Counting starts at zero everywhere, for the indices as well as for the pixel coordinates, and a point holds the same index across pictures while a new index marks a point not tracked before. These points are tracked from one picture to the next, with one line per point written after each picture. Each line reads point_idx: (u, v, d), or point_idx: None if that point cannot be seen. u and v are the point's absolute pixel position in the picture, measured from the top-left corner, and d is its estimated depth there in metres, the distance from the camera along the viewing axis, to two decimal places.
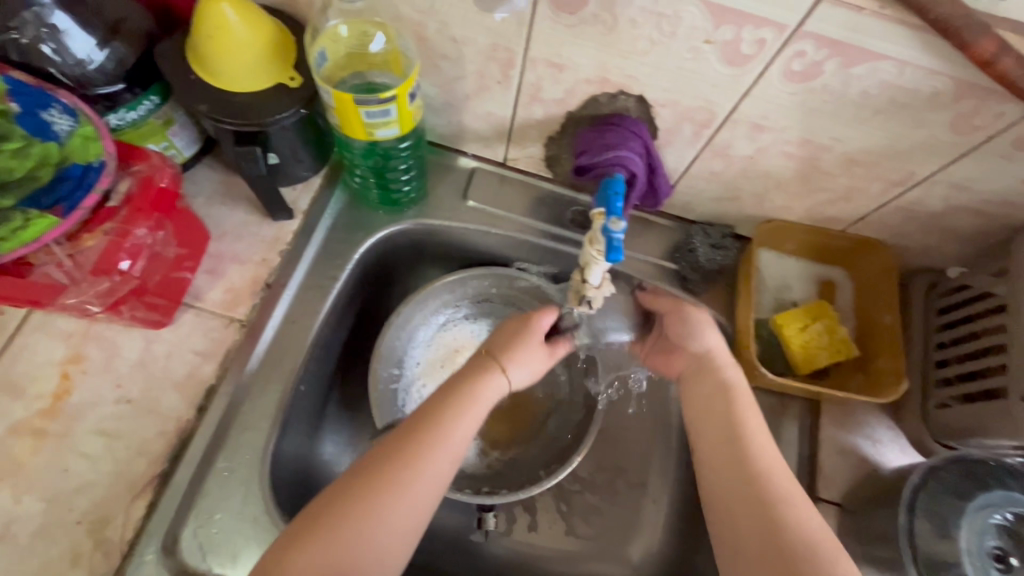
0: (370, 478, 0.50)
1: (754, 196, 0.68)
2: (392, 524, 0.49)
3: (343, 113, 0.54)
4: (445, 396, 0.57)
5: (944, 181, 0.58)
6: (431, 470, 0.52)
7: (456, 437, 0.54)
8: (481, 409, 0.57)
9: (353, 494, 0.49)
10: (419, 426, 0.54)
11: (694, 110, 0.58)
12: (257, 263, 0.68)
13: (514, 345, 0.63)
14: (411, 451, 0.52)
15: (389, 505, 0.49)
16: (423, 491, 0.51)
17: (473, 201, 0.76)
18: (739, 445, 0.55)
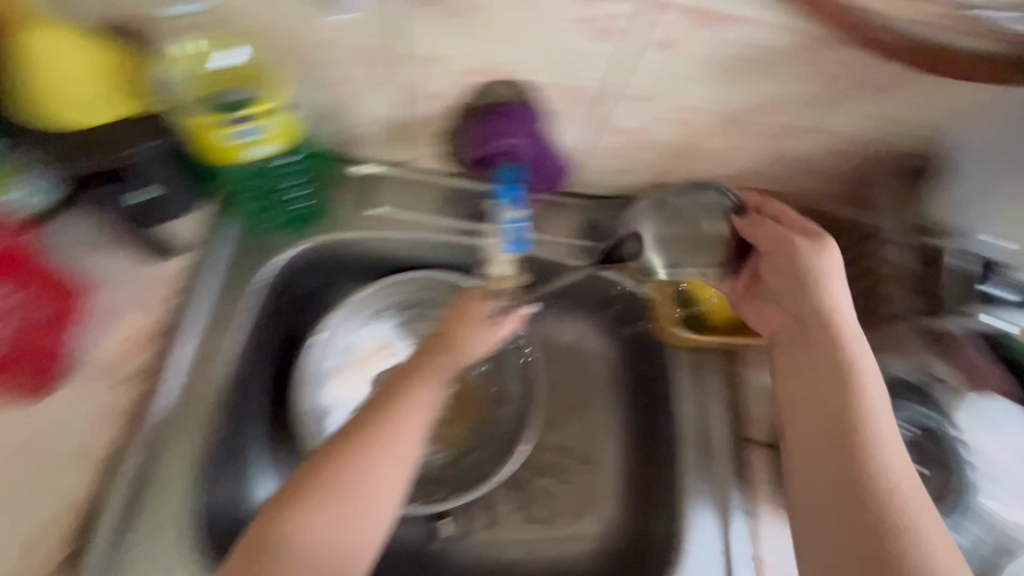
0: (360, 436, 0.55)
1: (650, 165, 0.70)
2: (382, 474, 0.54)
3: (206, 140, 0.56)
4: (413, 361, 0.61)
5: (811, 129, 0.62)
6: (411, 424, 0.57)
7: (429, 396, 0.58)
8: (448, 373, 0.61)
9: (347, 450, 0.54)
10: (397, 387, 0.58)
11: (573, 89, 0.59)
12: (151, 309, 0.64)
13: (463, 326, 0.62)
14: (393, 409, 0.57)
15: (379, 457, 0.54)
16: (408, 444, 0.56)
17: (378, 208, 0.73)
18: (854, 453, 0.53)
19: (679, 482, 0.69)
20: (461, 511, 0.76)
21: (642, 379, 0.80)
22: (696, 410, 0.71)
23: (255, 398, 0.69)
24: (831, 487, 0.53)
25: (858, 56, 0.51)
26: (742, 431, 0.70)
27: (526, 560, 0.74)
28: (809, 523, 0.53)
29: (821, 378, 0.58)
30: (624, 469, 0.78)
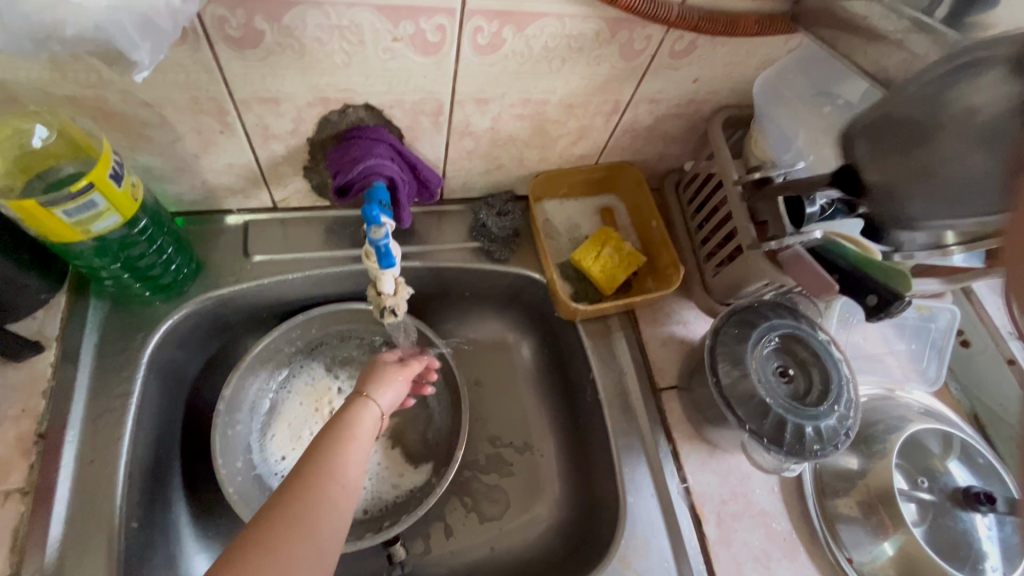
0: (274, 519, 0.45)
1: (514, 159, 0.74)
2: (302, 559, 0.44)
3: (37, 223, 0.48)
4: (329, 428, 0.55)
5: (643, 99, 0.68)
6: (333, 494, 0.48)
7: (351, 460, 0.52)
8: (365, 438, 0.55)
9: (255, 535, 0.44)
10: (314, 455, 0.51)
11: (421, 103, 0.61)
12: (18, 416, 0.57)
13: (378, 380, 0.63)
14: (313, 479, 0.48)
15: (294, 539, 0.44)
16: (334, 515, 0.47)
17: (257, 254, 0.71)
18: None
19: (608, 444, 0.73)
20: (415, 531, 0.76)
21: (556, 360, 0.84)
22: (608, 373, 0.76)
23: (163, 477, 0.65)
24: None
25: (660, 30, 0.58)
26: (653, 381, 0.76)
27: (487, 560, 0.75)
28: None
29: None
30: (558, 447, 0.82)
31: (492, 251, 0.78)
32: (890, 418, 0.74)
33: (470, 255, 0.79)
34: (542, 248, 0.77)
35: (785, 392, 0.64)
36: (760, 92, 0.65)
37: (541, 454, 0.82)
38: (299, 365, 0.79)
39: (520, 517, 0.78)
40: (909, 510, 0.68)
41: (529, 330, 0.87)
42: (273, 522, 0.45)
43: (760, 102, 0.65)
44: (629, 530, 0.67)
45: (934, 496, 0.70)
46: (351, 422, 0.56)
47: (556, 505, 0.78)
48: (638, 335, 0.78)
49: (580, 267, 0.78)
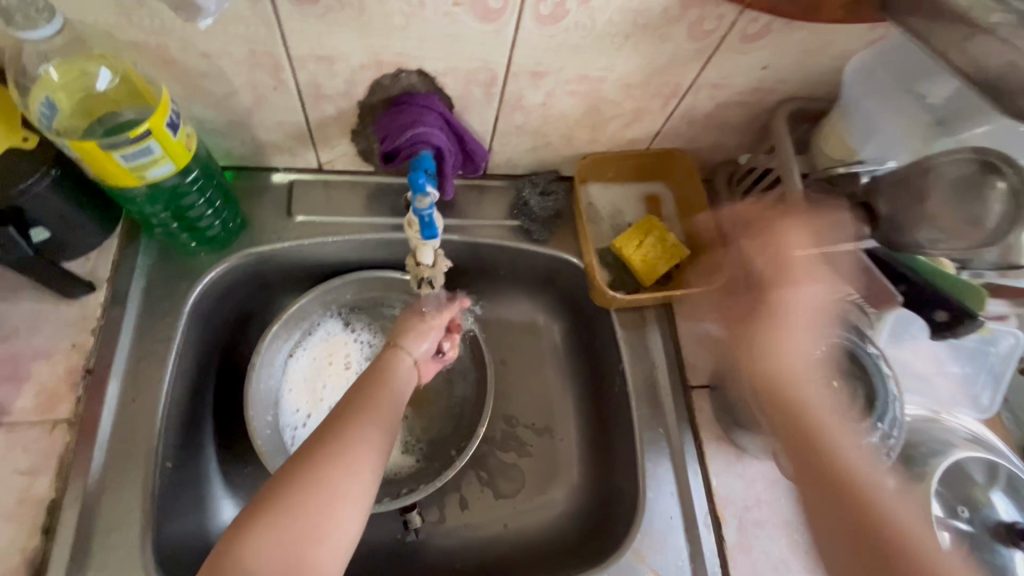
0: (316, 455, 0.45)
1: (562, 138, 0.72)
2: (346, 491, 0.44)
3: (97, 165, 0.49)
4: (369, 376, 0.55)
5: (706, 85, 0.65)
6: (375, 431, 0.49)
7: (388, 403, 0.52)
8: (402, 384, 0.55)
9: (302, 467, 0.44)
10: (353, 399, 0.51)
11: (475, 72, 0.60)
12: (68, 351, 0.60)
13: (416, 335, 0.62)
14: (353, 420, 0.49)
15: (340, 470, 0.45)
16: (373, 454, 0.47)
17: (300, 214, 0.71)
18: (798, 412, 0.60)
19: (632, 437, 0.72)
20: (432, 499, 0.77)
21: (586, 346, 0.83)
22: (639, 366, 0.75)
23: (199, 422, 0.68)
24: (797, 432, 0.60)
25: (734, 9, 0.54)
26: (685, 378, 0.74)
27: (501, 538, 0.76)
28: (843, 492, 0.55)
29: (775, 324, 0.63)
30: (579, 435, 0.81)
31: (531, 231, 0.77)
32: (933, 441, 0.70)
33: (509, 232, 0.78)
34: (583, 231, 0.75)
35: (826, 405, 0.61)
36: (852, 68, 0.62)
37: (563, 439, 0.82)
38: (325, 323, 0.79)
39: (536, 499, 0.78)
40: (944, 539, 0.65)
41: (561, 315, 0.86)
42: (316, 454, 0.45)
43: (848, 80, 0.63)
44: (646, 523, 0.66)
45: (973, 527, 0.66)
46: (388, 369, 0.56)
47: (573, 491, 0.78)
48: (673, 330, 0.76)
49: (620, 254, 0.76)
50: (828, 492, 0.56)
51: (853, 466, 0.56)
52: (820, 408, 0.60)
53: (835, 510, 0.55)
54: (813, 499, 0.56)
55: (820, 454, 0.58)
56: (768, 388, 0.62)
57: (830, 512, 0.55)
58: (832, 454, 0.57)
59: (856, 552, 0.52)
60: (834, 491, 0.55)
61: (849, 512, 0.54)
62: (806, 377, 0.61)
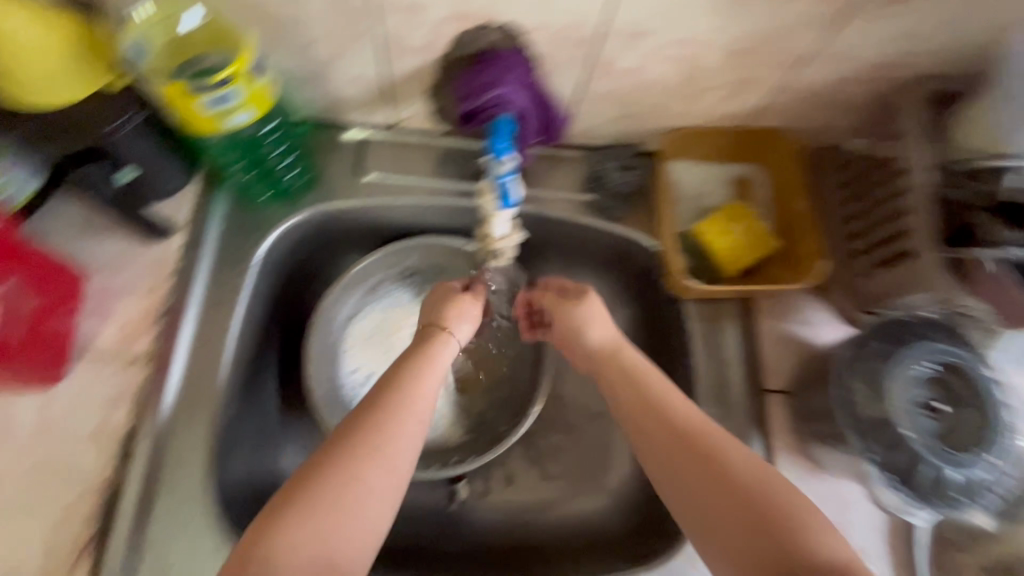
0: (349, 449, 0.46)
1: (651, 108, 0.66)
2: (379, 485, 0.45)
3: (180, 108, 0.49)
4: (403, 363, 0.54)
5: (826, 55, 0.57)
6: (409, 427, 0.49)
7: (423, 391, 0.52)
8: (439, 369, 0.55)
9: (335, 462, 0.45)
10: (388, 387, 0.51)
11: (566, 29, 0.55)
12: (148, 291, 0.62)
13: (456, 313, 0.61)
14: (388, 411, 0.49)
15: (371, 470, 0.46)
16: (404, 449, 0.48)
17: (370, 173, 0.70)
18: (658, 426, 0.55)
19: None
20: (478, 471, 0.77)
21: (651, 335, 0.78)
22: (709, 362, 0.69)
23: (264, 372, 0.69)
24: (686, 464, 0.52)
25: None
26: (760, 381, 0.68)
27: (545, 518, 0.75)
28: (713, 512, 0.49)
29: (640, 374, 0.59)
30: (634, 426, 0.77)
31: (608, 206, 0.72)
32: None
33: (582, 207, 0.73)
34: (663, 212, 0.70)
35: (930, 430, 0.54)
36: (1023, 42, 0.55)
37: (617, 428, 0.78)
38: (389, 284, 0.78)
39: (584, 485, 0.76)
40: None
41: (626, 298, 0.81)
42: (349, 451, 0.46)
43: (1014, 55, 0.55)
44: None
45: None
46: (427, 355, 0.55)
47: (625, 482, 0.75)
48: (752, 327, 0.70)
49: (700, 240, 0.70)
50: (661, 452, 0.54)
51: (696, 426, 0.53)
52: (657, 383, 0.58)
53: (682, 476, 0.52)
54: (661, 456, 0.53)
55: (654, 420, 0.55)
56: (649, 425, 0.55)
57: (730, 529, 0.48)
58: (673, 420, 0.54)
59: (724, 504, 0.49)
60: (692, 455, 0.52)
61: (705, 466, 0.51)
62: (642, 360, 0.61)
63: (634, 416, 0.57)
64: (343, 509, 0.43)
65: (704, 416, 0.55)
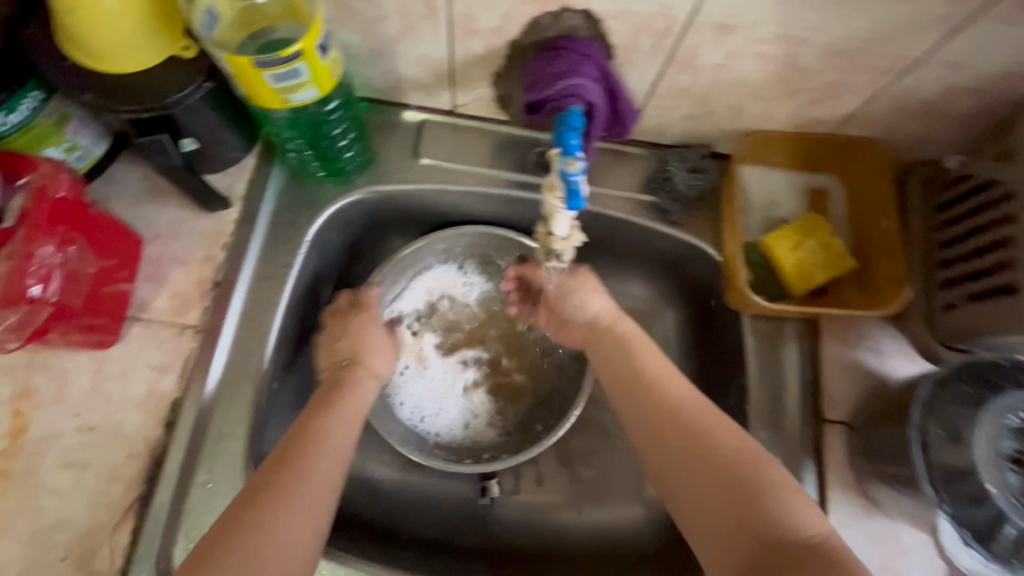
0: (260, 498, 0.45)
1: (729, 108, 0.62)
2: (295, 531, 0.44)
3: (247, 82, 0.47)
4: (312, 412, 0.54)
5: (940, 61, 0.51)
6: (321, 470, 0.49)
7: (332, 435, 0.52)
8: (353, 412, 0.56)
9: (252, 511, 0.44)
10: (295, 436, 0.51)
11: (650, 19, 0.51)
12: (201, 261, 0.62)
13: (372, 347, 0.64)
14: (295, 458, 0.49)
15: (288, 520, 0.45)
16: (317, 493, 0.47)
17: (426, 157, 0.68)
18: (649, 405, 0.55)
19: None
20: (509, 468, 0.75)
21: (700, 347, 0.74)
22: (766, 384, 0.65)
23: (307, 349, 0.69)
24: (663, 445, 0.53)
25: None
26: (819, 409, 0.64)
27: (573, 524, 0.73)
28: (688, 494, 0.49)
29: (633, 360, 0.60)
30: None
31: (669, 210, 0.68)
32: None
33: (641, 208, 0.69)
34: (730, 220, 0.65)
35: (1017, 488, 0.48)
36: None
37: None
38: (433, 270, 0.76)
39: (617, 495, 0.74)
40: None
41: (677, 307, 0.77)
42: (270, 499, 0.45)
43: None
44: None
45: None
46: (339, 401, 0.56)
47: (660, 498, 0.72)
48: (815, 351, 0.66)
49: (768, 253, 0.65)
50: (644, 425, 0.55)
51: (683, 403, 0.54)
52: (651, 360, 0.59)
53: (660, 447, 0.53)
54: (642, 431, 0.55)
55: (641, 397, 0.56)
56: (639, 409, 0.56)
57: (707, 510, 0.48)
58: (660, 397, 0.55)
59: (699, 473, 0.49)
60: (673, 428, 0.52)
61: (684, 438, 0.52)
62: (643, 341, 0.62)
63: (621, 392, 0.58)
64: (266, 559, 0.42)
65: (695, 394, 0.55)
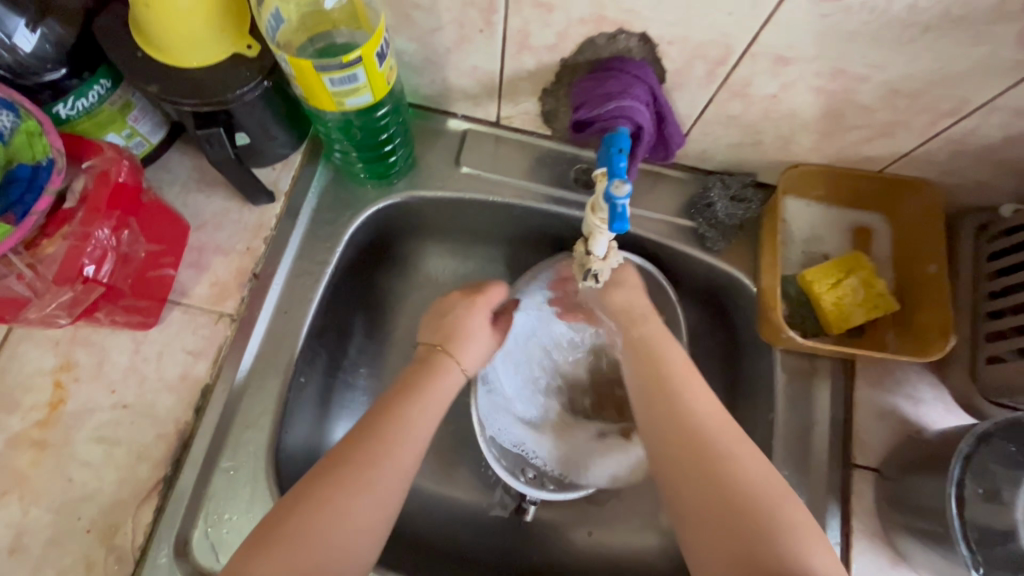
0: (339, 470, 0.49)
1: (778, 139, 0.61)
2: (360, 514, 0.47)
3: (306, 84, 0.48)
4: (400, 392, 0.56)
5: (1005, 107, 0.50)
6: (401, 456, 0.51)
7: (412, 421, 0.53)
8: (439, 403, 0.57)
9: (323, 487, 0.48)
10: (380, 413, 0.53)
11: (707, 46, 0.50)
12: (242, 252, 0.63)
13: (468, 342, 0.63)
14: (377, 437, 0.51)
15: (359, 502, 0.48)
16: (392, 476, 0.50)
17: (467, 166, 0.69)
18: (671, 415, 0.54)
19: None
20: None
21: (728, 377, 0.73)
22: (795, 421, 0.63)
23: (340, 348, 0.69)
24: (679, 460, 0.51)
25: None
26: (848, 454, 0.62)
27: (584, 545, 0.72)
28: (693, 517, 0.49)
29: (659, 370, 0.58)
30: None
31: (707, 237, 0.66)
32: None
33: (679, 233, 0.68)
34: (769, 251, 0.64)
35: None
36: None
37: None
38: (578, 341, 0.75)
39: (630, 520, 0.72)
40: None
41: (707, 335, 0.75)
42: (332, 488, 0.47)
43: None
44: None
45: None
46: (425, 385, 0.57)
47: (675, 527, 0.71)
48: (848, 393, 0.64)
49: (807, 289, 0.64)
50: (660, 438, 0.53)
51: (709, 425, 0.52)
52: (678, 370, 0.57)
53: (672, 464, 0.52)
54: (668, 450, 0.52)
55: (672, 411, 0.54)
56: (663, 423, 0.54)
57: (715, 531, 0.47)
58: (683, 414, 0.53)
59: (702, 496, 0.49)
60: (694, 453, 0.51)
61: (697, 459, 0.50)
62: (674, 350, 0.59)
63: (646, 403, 0.56)
64: (316, 546, 0.45)
65: (723, 415, 0.53)
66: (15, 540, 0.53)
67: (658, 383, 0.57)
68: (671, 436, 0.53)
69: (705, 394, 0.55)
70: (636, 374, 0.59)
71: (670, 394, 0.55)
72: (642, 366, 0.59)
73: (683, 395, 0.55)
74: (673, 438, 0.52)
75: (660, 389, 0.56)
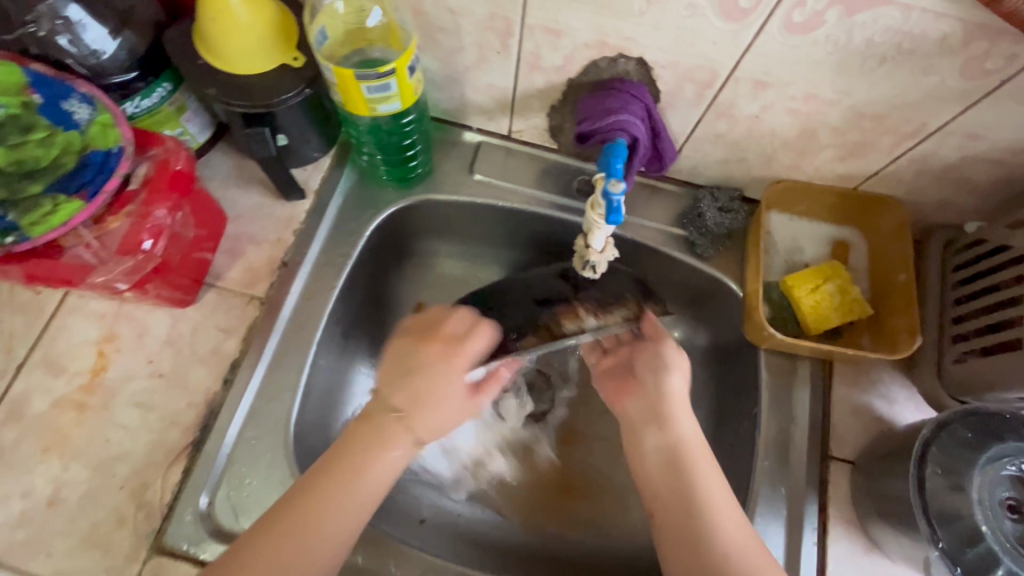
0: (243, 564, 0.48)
1: (761, 156, 0.67)
2: None
3: (345, 89, 0.55)
4: (324, 474, 0.52)
5: (957, 131, 0.57)
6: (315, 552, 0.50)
7: (338, 509, 0.51)
8: (375, 486, 0.53)
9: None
10: (297, 501, 0.51)
11: (695, 70, 0.58)
12: (274, 242, 0.69)
13: (439, 410, 0.56)
14: (289, 530, 0.49)
15: None
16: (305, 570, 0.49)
17: (479, 174, 0.75)
18: (694, 521, 0.52)
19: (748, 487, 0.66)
20: None
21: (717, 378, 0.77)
22: (777, 417, 0.68)
23: (356, 337, 0.74)
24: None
25: None
26: (825, 447, 0.66)
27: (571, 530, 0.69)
28: None
29: (676, 466, 0.55)
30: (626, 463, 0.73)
31: (697, 244, 0.72)
32: None
33: (672, 240, 0.74)
34: (753, 258, 0.70)
35: (1011, 531, 0.52)
36: None
37: (587, 471, 0.73)
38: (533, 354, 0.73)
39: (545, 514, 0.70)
40: None
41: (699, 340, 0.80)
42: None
43: None
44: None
45: None
46: (359, 466, 0.53)
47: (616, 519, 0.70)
48: (827, 391, 0.69)
49: (789, 293, 0.69)
50: (678, 546, 0.52)
51: (737, 547, 0.50)
52: (706, 481, 0.54)
53: None
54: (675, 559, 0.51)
55: (693, 519, 0.52)
56: (672, 526, 0.53)
57: None
58: (706, 528, 0.52)
59: None
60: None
61: None
62: (700, 453, 0.56)
63: (659, 494, 0.55)
64: None
65: (749, 532, 0.52)
66: (54, 493, 0.58)
67: (671, 480, 0.55)
68: (677, 538, 0.52)
69: (733, 503, 0.53)
70: (649, 460, 0.57)
71: (691, 497, 0.53)
72: (658, 454, 0.57)
73: (706, 504, 0.53)
74: (684, 549, 0.51)
75: (679, 488, 0.54)
